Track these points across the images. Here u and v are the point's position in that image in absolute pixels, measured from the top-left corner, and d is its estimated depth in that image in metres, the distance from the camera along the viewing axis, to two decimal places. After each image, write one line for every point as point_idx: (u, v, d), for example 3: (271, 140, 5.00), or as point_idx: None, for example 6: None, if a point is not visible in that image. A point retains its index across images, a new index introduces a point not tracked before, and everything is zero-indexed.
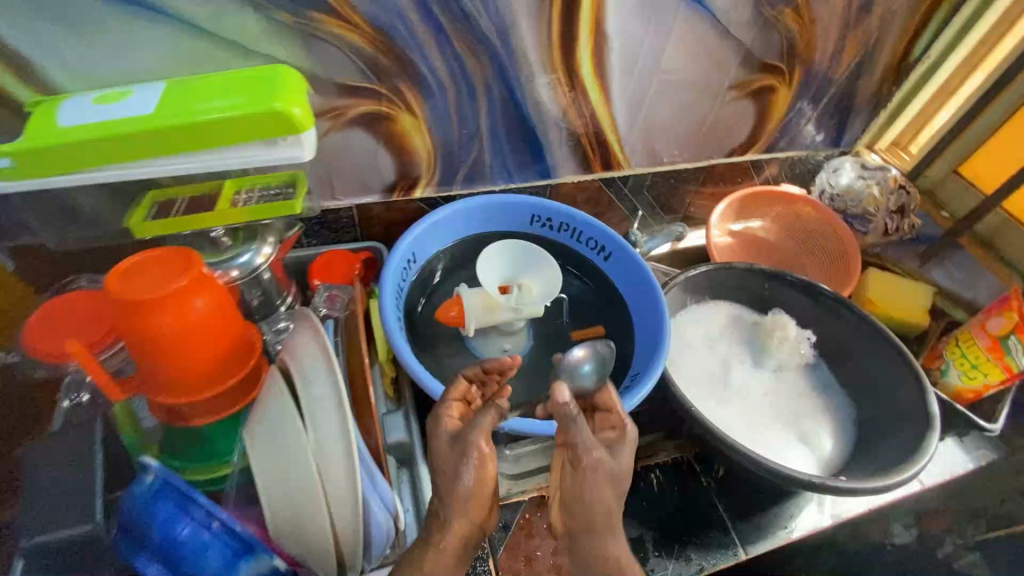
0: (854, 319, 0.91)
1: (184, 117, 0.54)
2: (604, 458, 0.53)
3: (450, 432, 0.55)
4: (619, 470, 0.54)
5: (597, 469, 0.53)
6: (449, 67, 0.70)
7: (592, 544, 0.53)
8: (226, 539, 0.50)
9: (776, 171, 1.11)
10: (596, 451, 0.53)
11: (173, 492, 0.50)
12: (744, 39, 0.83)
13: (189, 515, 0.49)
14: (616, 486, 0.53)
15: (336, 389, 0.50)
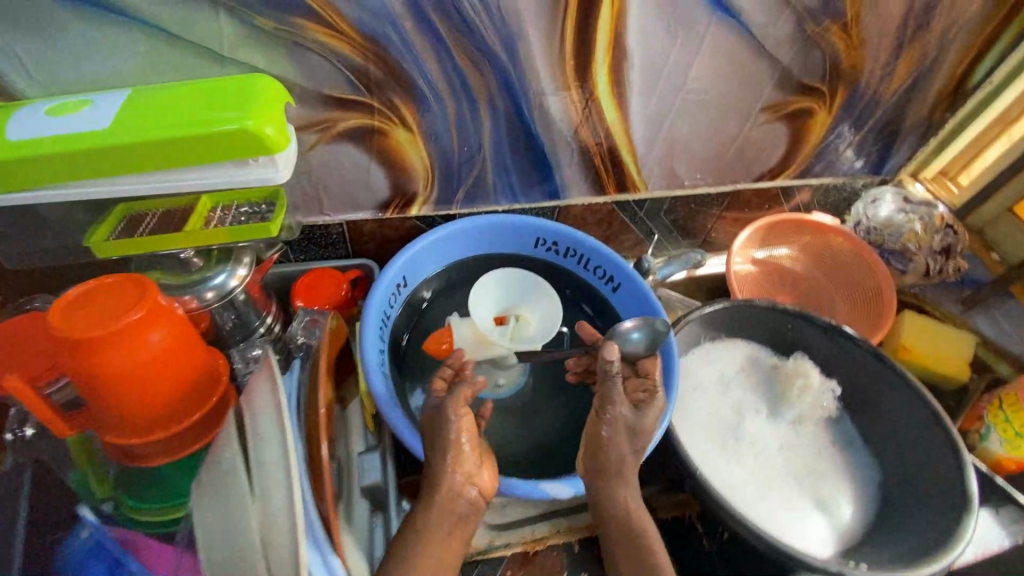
0: (886, 373, 0.81)
1: (143, 133, 0.48)
2: (627, 413, 0.63)
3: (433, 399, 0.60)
4: (639, 426, 0.63)
5: (615, 423, 0.63)
6: (449, 80, 0.63)
7: (607, 492, 0.62)
8: None
9: (808, 198, 1.03)
10: (622, 407, 0.63)
11: (106, 553, 0.52)
12: (782, 58, 0.74)
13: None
14: (632, 440, 0.62)
15: (287, 450, 0.45)
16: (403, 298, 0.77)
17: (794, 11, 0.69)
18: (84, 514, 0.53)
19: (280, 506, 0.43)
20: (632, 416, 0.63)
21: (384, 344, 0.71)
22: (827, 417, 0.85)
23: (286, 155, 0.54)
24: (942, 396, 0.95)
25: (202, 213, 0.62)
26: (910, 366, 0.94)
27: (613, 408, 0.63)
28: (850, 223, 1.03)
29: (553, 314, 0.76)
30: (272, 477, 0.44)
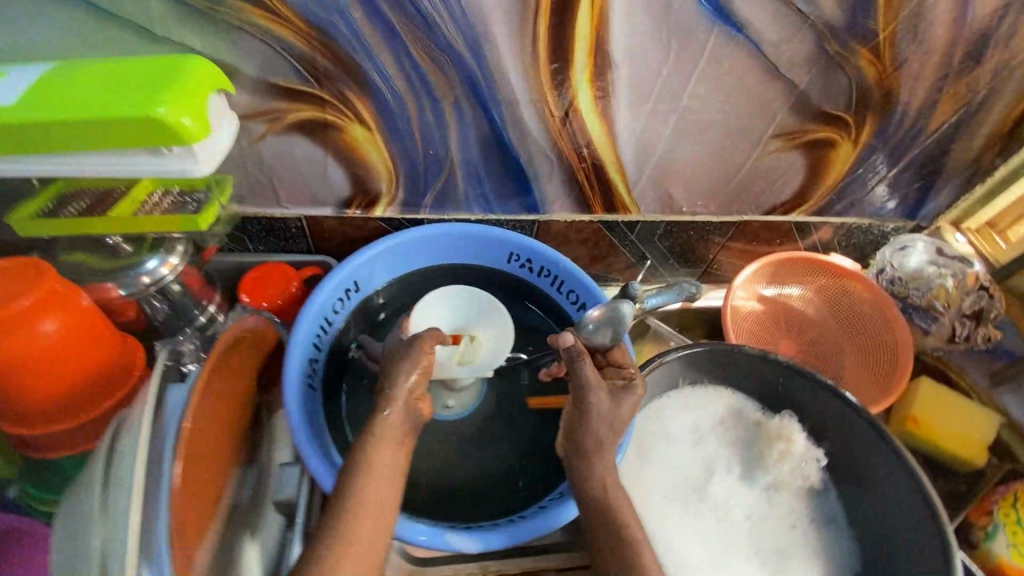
0: (888, 453, 0.70)
1: (45, 113, 0.45)
2: (604, 403, 0.59)
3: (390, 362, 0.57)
4: (618, 417, 0.59)
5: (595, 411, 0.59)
6: (407, 78, 0.58)
7: (587, 474, 0.58)
8: None
9: (827, 237, 0.92)
10: (600, 395, 0.59)
11: None
12: (799, 81, 0.65)
13: None
14: (614, 429, 0.59)
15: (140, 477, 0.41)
16: (353, 304, 0.72)
17: (815, 29, 0.60)
18: None
19: (125, 537, 0.41)
20: (609, 404, 0.59)
21: (319, 351, 0.68)
22: (808, 488, 0.76)
23: (208, 148, 0.50)
24: (953, 478, 0.84)
25: (138, 197, 0.58)
26: (918, 441, 0.83)
27: (591, 396, 0.58)
28: (874, 270, 0.92)
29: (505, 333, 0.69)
30: (122, 504, 0.41)
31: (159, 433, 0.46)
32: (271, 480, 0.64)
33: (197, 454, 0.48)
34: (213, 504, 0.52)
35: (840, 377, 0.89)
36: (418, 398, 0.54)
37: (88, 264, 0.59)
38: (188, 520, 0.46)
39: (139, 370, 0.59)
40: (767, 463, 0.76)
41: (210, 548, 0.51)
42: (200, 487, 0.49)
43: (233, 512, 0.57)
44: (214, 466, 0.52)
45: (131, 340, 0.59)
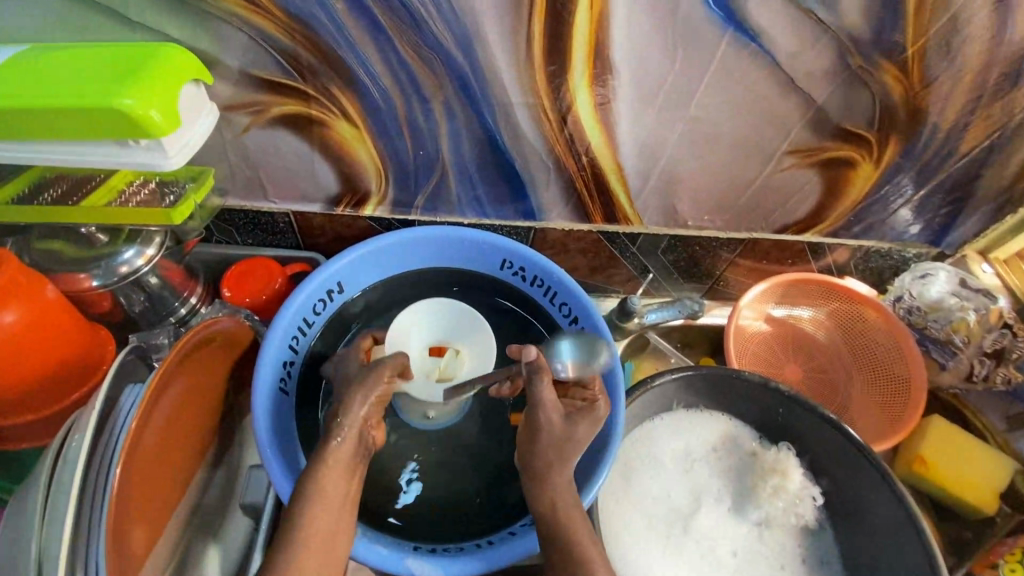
0: (890, 498, 0.66)
1: (9, 100, 0.44)
2: (556, 423, 0.57)
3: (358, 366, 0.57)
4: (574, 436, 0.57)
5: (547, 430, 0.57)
6: (394, 76, 0.55)
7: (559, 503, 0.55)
8: None
9: (843, 258, 0.86)
10: (552, 413, 0.57)
11: None
12: (817, 95, 0.60)
13: None
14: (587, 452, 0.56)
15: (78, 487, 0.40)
16: (335, 306, 0.69)
17: (837, 41, 0.55)
18: None
19: (57, 548, 0.39)
20: (561, 428, 0.57)
21: (295, 354, 0.65)
22: (801, 527, 0.72)
23: (179, 141, 0.48)
24: (959, 524, 0.79)
25: (116, 185, 0.57)
26: (926, 483, 0.78)
27: (540, 415, 0.57)
28: (891, 297, 0.86)
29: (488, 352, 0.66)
30: (58, 512, 0.39)
31: (107, 435, 0.44)
32: (239, 482, 0.63)
33: (148, 459, 0.47)
34: (167, 509, 0.50)
35: (847, 408, 0.84)
36: (370, 413, 0.52)
37: (63, 253, 0.58)
38: (135, 526, 0.45)
39: (109, 360, 0.59)
40: (759, 498, 0.72)
41: (162, 554, 0.50)
42: (151, 494, 0.47)
43: (194, 514, 0.56)
44: (172, 470, 0.51)
45: (102, 334, 0.59)
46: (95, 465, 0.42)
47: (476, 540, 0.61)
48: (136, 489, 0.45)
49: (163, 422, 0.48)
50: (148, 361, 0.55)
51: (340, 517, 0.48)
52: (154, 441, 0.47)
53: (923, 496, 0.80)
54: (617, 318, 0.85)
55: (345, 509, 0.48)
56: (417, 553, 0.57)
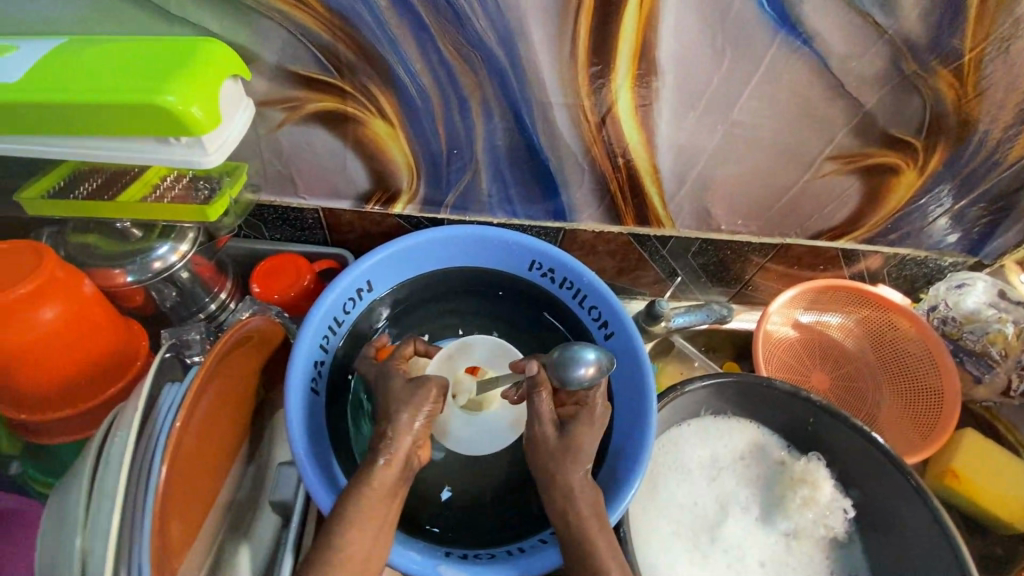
0: (925, 515, 0.64)
1: (51, 95, 0.43)
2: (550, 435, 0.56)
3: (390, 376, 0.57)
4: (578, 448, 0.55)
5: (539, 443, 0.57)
6: (434, 74, 0.54)
7: (592, 512, 0.54)
8: None
9: (877, 265, 0.84)
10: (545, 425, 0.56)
11: None
12: (865, 100, 0.59)
13: None
14: None
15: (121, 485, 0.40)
16: (364, 304, 0.69)
17: (892, 44, 0.53)
18: None
19: (104, 548, 0.39)
20: (557, 440, 0.56)
21: (326, 353, 0.65)
22: (829, 539, 0.71)
23: (219, 138, 0.48)
24: (990, 540, 0.77)
25: (150, 180, 0.56)
26: (957, 497, 0.77)
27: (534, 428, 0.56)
28: (925, 305, 0.84)
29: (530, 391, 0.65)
30: (104, 512, 0.40)
31: (148, 436, 0.44)
32: (268, 479, 0.63)
33: (186, 458, 0.46)
34: (204, 507, 0.51)
35: (876, 418, 0.83)
36: (421, 435, 0.52)
37: (98, 248, 0.58)
38: (174, 526, 0.44)
39: (142, 357, 0.59)
40: (788, 508, 0.71)
41: (197, 551, 0.49)
42: (189, 493, 0.47)
43: (226, 511, 0.56)
44: (208, 468, 0.51)
45: (135, 329, 0.59)
46: (136, 467, 0.42)
47: (508, 546, 0.61)
48: (176, 488, 0.45)
49: (202, 419, 0.48)
50: (183, 359, 0.55)
51: (374, 522, 0.47)
52: (192, 440, 0.47)
53: (954, 510, 0.79)
54: (643, 320, 0.83)
55: (379, 514, 0.48)
56: (449, 560, 0.56)
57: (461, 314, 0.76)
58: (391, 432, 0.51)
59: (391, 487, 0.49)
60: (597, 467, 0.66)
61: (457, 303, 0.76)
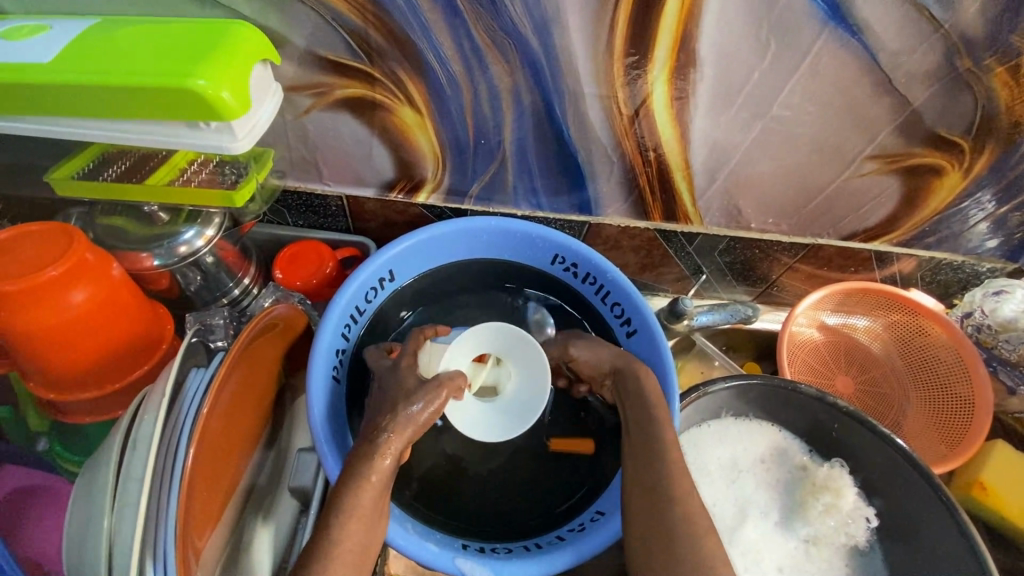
0: (949, 526, 0.62)
1: (80, 76, 0.43)
2: None
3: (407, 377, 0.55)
4: None
5: None
6: (464, 60, 0.53)
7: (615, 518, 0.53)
8: None
9: (909, 269, 0.81)
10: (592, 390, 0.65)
11: None
12: (913, 97, 0.56)
13: None
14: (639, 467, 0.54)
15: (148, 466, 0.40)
16: (385, 294, 0.69)
17: (946, 40, 0.51)
18: None
19: (131, 531, 0.40)
20: None
21: (347, 341, 0.65)
22: (849, 546, 0.70)
23: (248, 124, 0.47)
24: (1013, 553, 0.75)
25: (177, 164, 0.56)
26: (984, 510, 0.75)
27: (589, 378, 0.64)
28: (960, 311, 0.82)
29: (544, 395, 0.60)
30: (131, 496, 0.40)
31: (175, 421, 0.44)
32: (287, 465, 0.63)
33: (211, 444, 0.47)
34: (226, 493, 0.51)
35: (901, 426, 0.81)
36: (411, 432, 0.51)
37: (126, 230, 0.58)
38: (196, 512, 0.45)
39: (163, 345, 0.59)
40: (808, 513, 0.70)
41: (218, 537, 0.50)
42: (211, 477, 0.47)
43: (247, 497, 0.56)
44: (229, 453, 0.51)
45: (161, 313, 0.60)
46: (162, 451, 0.43)
47: (523, 542, 0.61)
48: (201, 473, 0.45)
49: (224, 408, 0.48)
50: (208, 344, 0.55)
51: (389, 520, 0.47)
52: (216, 426, 0.47)
53: (979, 523, 0.77)
54: (665, 318, 0.80)
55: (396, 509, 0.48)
56: (467, 553, 0.57)
57: (481, 305, 0.75)
58: (405, 430, 0.50)
59: (384, 478, 0.48)
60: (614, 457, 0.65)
61: (479, 295, 0.75)
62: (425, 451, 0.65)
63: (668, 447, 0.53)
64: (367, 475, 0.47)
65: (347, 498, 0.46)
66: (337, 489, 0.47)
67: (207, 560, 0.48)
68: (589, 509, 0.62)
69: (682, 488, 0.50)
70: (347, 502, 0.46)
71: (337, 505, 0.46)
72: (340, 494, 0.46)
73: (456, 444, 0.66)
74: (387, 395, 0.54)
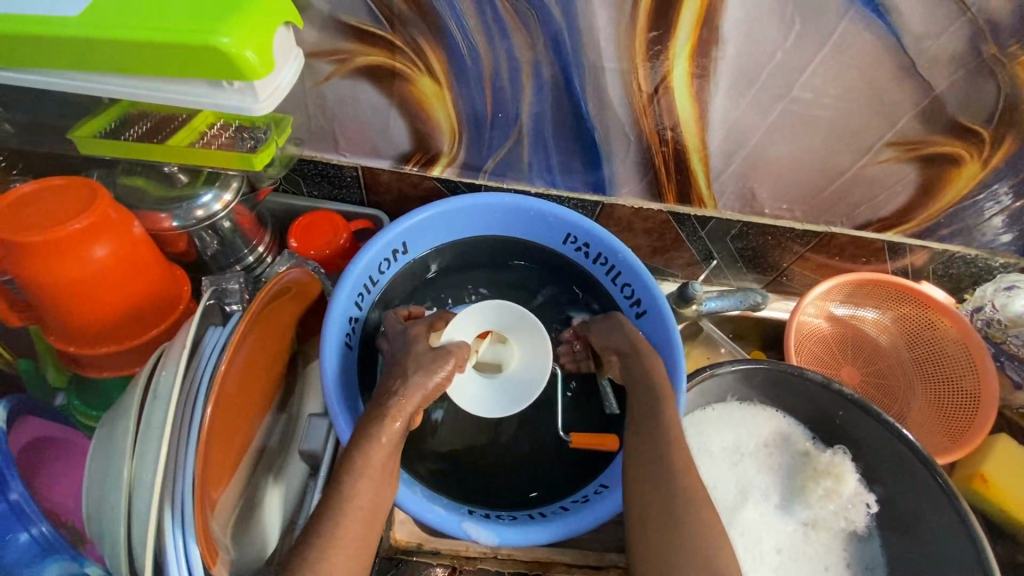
0: (949, 515, 0.63)
1: (108, 30, 0.43)
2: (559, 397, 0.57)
3: (417, 346, 0.56)
4: None
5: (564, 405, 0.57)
6: (487, 31, 0.53)
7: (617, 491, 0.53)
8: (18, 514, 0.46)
9: (921, 262, 0.81)
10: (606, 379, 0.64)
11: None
12: (936, 83, 0.56)
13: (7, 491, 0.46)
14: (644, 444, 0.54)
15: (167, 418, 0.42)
16: (398, 266, 0.70)
17: (974, 24, 0.50)
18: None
19: (151, 478, 0.41)
20: None
21: (360, 311, 0.66)
22: (848, 532, 0.71)
23: (270, 86, 0.48)
24: (1012, 546, 0.75)
25: (197, 127, 0.56)
26: (984, 502, 0.75)
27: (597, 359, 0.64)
28: (970, 306, 0.82)
29: (541, 368, 0.62)
30: (152, 444, 0.42)
31: (193, 375, 0.45)
32: (299, 428, 0.64)
33: (227, 401, 0.48)
34: (239, 450, 0.52)
35: (905, 417, 0.81)
36: (420, 399, 0.51)
37: (145, 191, 0.59)
38: (213, 465, 0.46)
39: (179, 307, 0.60)
40: (808, 498, 0.70)
41: (232, 493, 0.52)
42: (227, 433, 0.49)
43: (259, 457, 0.58)
44: (242, 412, 0.52)
45: (177, 275, 0.61)
46: (181, 404, 0.44)
47: (527, 511, 0.62)
48: (218, 428, 0.46)
49: (240, 366, 0.49)
50: (223, 308, 0.56)
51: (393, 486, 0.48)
52: (233, 383, 0.48)
53: (978, 515, 0.77)
54: (674, 302, 0.81)
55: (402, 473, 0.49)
56: (472, 517, 0.58)
57: (493, 282, 0.75)
58: (414, 397, 0.51)
59: (392, 443, 0.49)
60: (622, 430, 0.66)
61: (490, 272, 0.75)
62: (432, 421, 0.66)
63: (673, 424, 0.53)
64: (377, 439, 0.48)
65: (357, 458, 0.47)
66: (348, 449, 0.48)
67: (222, 510, 0.49)
68: (593, 482, 0.63)
69: (684, 463, 0.51)
70: (358, 461, 0.47)
71: (347, 463, 0.47)
72: (350, 454, 0.47)
73: (463, 416, 0.67)
74: (398, 362, 0.55)
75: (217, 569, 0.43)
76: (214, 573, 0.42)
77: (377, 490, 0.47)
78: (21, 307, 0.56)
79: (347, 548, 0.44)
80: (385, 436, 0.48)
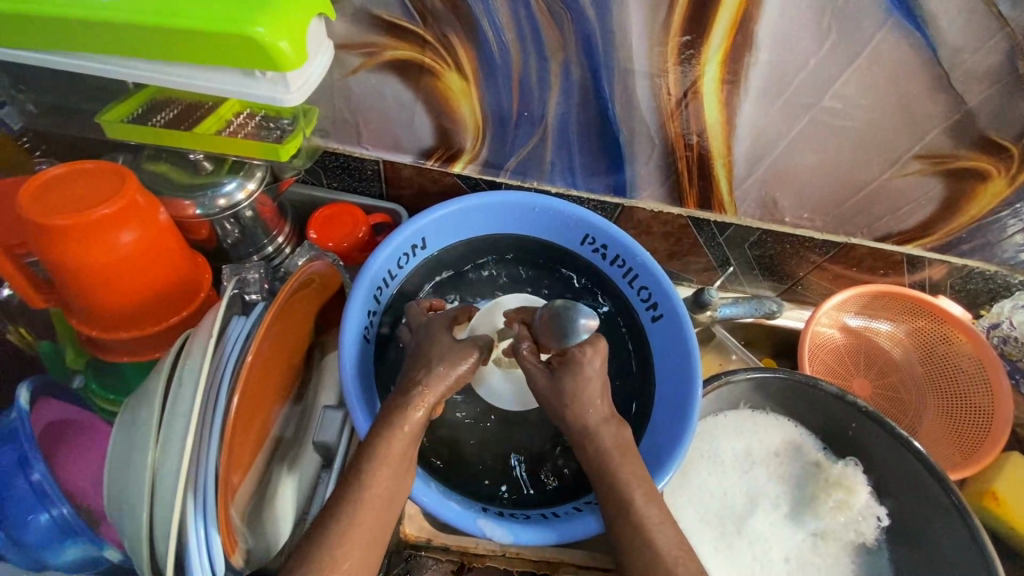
0: (962, 535, 0.62)
1: (145, 16, 0.43)
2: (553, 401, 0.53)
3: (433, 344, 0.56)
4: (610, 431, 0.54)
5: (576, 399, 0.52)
6: (519, 29, 0.53)
7: None
8: (38, 496, 0.47)
9: (939, 275, 0.79)
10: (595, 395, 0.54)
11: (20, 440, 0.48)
12: (969, 97, 0.55)
13: (29, 473, 0.47)
14: None
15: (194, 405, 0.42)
16: (417, 261, 0.70)
17: (1011, 39, 0.50)
18: (18, 404, 0.49)
19: (175, 466, 0.41)
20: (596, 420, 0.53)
21: (378, 305, 0.66)
22: (858, 544, 0.71)
23: (302, 77, 0.47)
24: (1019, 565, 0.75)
25: (224, 116, 0.56)
26: (993, 520, 0.75)
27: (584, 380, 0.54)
28: (986, 322, 0.81)
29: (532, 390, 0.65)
30: (177, 432, 0.42)
31: (218, 363, 0.46)
32: (314, 419, 0.64)
33: (250, 392, 0.48)
34: (258, 439, 0.53)
35: (917, 430, 0.81)
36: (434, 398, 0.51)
37: (170, 178, 0.59)
38: (235, 454, 0.46)
39: (201, 295, 0.60)
40: (819, 509, 0.70)
41: (249, 482, 0.52)
42: (247, 423, 0.49)
43: (275, 447, 0.58)
44: (261, 402, 0.52)
45: (199, 262, 0.61)
46: (206, 393, 0.44)
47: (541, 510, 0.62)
48: (240, 418, 0.47)
49: (263, 358, 0.50)
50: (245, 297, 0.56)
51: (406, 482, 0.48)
52: (256, 374, 0.49)
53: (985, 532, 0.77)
54: (689, 307, 0.80)
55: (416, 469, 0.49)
56: (487, 515, 0.58)
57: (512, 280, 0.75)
58: (431, 395, 0.51)
59: (408, 440, 0.49)
60: (639, 432, 0.67)
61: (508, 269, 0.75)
62: (444, 418, 0.66)
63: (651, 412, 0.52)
64: (393, 435, 0.48)
65: (374, 453, 0.47)
66: (364, 445, 0.48)
67: (240, 498, 0.50)
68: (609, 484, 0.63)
69: None
70: (374, 456, 0.47)
71: (366, 453, 0.47)
72: (367, 450, 0.47)
73: (475, 414, 0.67)
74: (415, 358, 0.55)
75: (235, 556, 0.43)
76: (233, 561, 0.43)
77: (392, 486, 0.47)
78: (44, 288, 0.58)
79: (362, 544, 0.44)
80: (400, 433, 0.48)
